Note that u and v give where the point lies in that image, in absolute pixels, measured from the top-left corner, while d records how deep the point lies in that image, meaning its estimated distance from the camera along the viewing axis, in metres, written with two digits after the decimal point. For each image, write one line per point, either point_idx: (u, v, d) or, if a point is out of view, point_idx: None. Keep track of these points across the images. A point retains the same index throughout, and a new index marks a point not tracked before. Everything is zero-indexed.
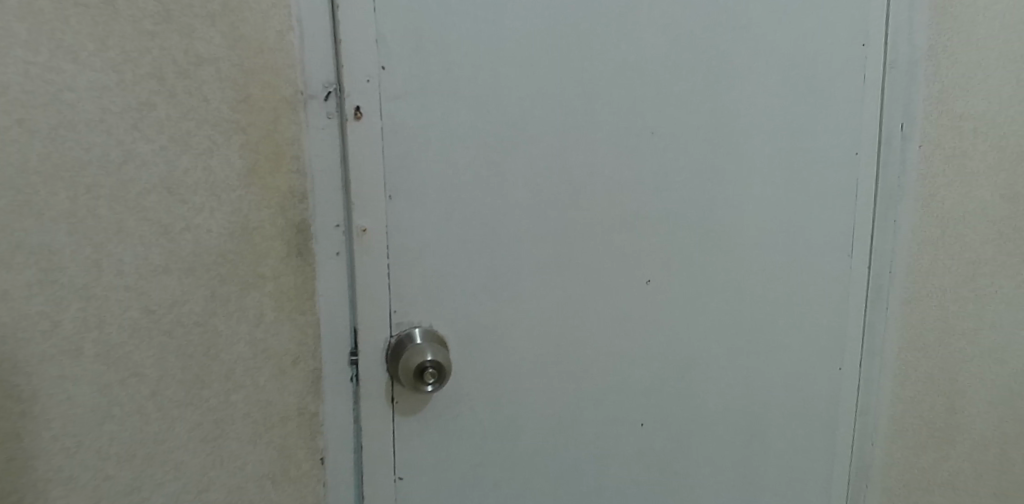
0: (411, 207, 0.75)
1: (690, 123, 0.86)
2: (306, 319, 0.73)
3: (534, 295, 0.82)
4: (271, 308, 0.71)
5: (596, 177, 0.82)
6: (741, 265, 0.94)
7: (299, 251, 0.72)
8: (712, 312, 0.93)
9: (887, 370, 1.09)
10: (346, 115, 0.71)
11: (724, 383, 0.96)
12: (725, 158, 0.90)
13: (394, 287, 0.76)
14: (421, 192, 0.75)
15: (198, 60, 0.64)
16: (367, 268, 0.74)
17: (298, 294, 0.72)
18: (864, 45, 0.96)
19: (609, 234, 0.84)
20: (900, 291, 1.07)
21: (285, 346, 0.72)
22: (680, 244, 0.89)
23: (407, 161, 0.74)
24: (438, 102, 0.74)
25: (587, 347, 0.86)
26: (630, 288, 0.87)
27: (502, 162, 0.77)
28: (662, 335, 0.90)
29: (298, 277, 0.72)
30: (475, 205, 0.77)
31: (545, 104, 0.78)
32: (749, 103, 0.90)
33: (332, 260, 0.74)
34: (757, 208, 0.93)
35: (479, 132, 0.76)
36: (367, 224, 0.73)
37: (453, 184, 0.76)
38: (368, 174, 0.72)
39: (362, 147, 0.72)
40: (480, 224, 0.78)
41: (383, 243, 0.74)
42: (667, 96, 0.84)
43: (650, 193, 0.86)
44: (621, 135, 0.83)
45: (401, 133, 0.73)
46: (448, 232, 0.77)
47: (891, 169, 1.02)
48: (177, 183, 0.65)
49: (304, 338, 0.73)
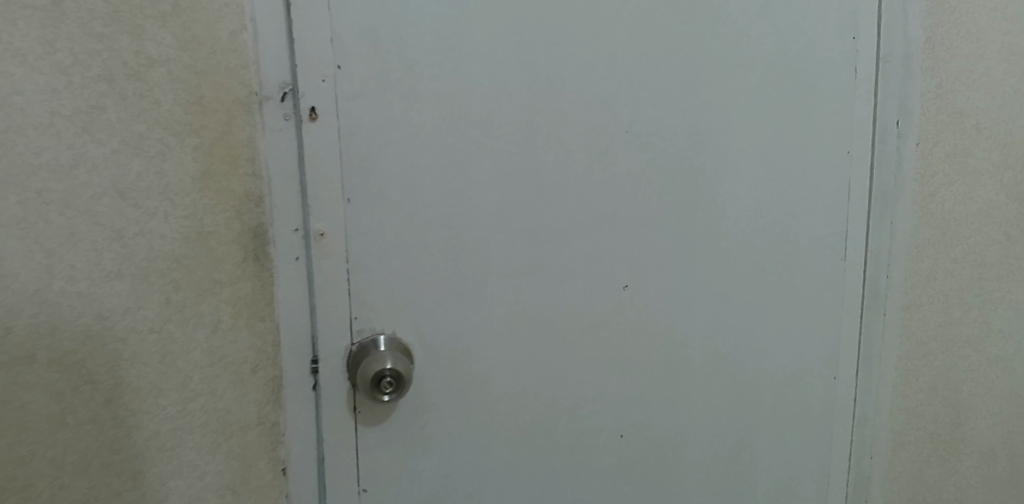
0: (372, 211, 0.73)
1: (670, 120, 0.84)
2: (264, 325, 0.72)
3: (504, 301, 0.79)
4: (229, 315, 0.69)
5: (570, 177, 0.80)
6: (727, 269, 0.91)
7: (256, 256, 0.70)
8: (695, 317, 0.90)
9: (887, 378, 1.06)
10: (302, 116, 0.70)
11: (710, 391, 0.93)
12: (707, 156, 0.87)
13: (356, 293, 0.74)
14: (382, 195, 0.73)
15: (149, 62, 0.63)
16: (327, 273, 0.73)
17: (256, 299, 0.71)
18: (854, 38, 0.94)
19: (585, 237, 0.82)
20: (898, 296, 1.04)
21: (244, 353, 0.70)
22: (661, 246, 0.86)
23: (366, 163, 0.72)
24: (398, 101, 0.72)
25: (562, 354, 0.83)
26: (607, 293, 0.84)
27: (468, 163, 0.76)
28: (643, 342, 0.87)
29: (255, 283, 0.70)
30: (440, 207, 0.75)
31: (513, 103, 0.76)
32: (732, 101, 0.87)
33: (292, 265, 0.72)
34: (742, 209, 0.91)
35: (444, 132, 0.74)
36: (324, 228, 0.72)
37: (416, 187, 0.74)
38: (325, 177, 0.71)
39: (318, 149, 0.70)
40: (446, 228, 0.76)
41: (343, 248, 0.73)
42: (645, 93, 0.82)
43: (628, 194, 0.83)
44: (594, 134, 0.80)
45: (359, 134, 0.72)
46: (412, 237, 0.75)
47: (885, 167, 0.99)
48: (130, 186, 0.63)
49: (262, 345, 0.72)
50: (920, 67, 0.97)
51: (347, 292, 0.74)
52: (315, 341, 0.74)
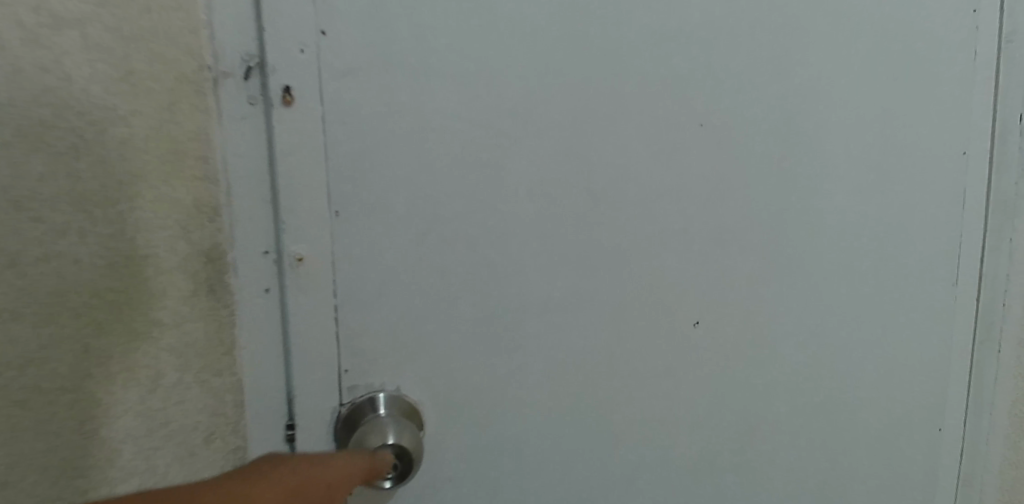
0: (369, 228, 0.54)
1: (753, 110, 0.65)
2: (223, 380, 0.53)
3: (542, 345, 0.61)
4: (173, 368, 0.50)
5: (630, 185, 0.61)
6: (819, 298, 0.72)
7: (210, 288, 0.51)
8: (779, 361, 0.71)
9: (999, 430, 0.86)
10: (273, 99, 0.50)
11: (795, 452, 0.74)
12: (799, 156, 0.68)
13: (346, 337, 0.55)
14: (382, 208, 0.54)
15: (54, 22, 0.44)
16: (307, 312, 0.54)
17: (209, 348, 0.52)
18: (976, 10, 0.74)
19: (647, 262, 0.63)
20: (1016, 330, 0.83)
21: (195, 419, 0.52)
22: (741, 272, 0.67)
23: (360, 163, 0.53)
24: (404, 80, 0.54)
25: (615, 411, 0.65)
26: (672, 333, 0.65)
27: (496, 165, 0.57)
28: (718, 393, 0.69)
29: (209, 324, 0.51)
30: (458, 223, 0.57)
31: (556, 85, 0.58)
32: (828, 86, 0.68)
33: (261, 299, 0.53)
34: (839, 224, 0.72)
35: (464, 123, 0.56)
36: (303, 251, 0.53)
37: (427, 196, 0.55)
38: (306, 183, 0.52)
39: (295, 145, 0.51)
40: (467, 250, 0.57)
41: (329, 278, 0.54)
42: (724, 77, 0.63)
43: (702, 206, 0.64)
44: (659, 128, 0.62)
45: (351, 124, 0.53)
46: (422, 263, 0.56)
47: (1006, 171, 0.79)
48: (29, 194, 0.44)
49: (221, 407, 0.53)
50: None
51: (334, 336, 0.55)
52: (290, 400, 0.55)
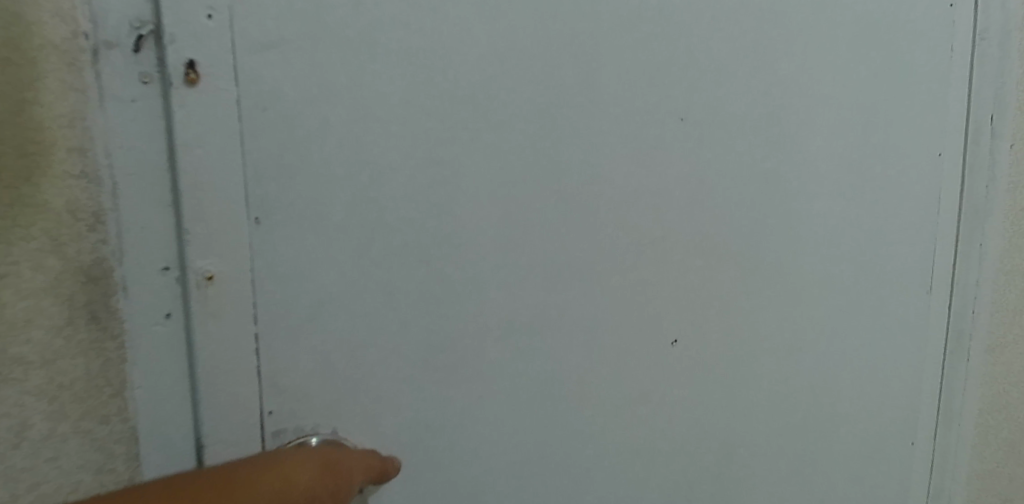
0: (298, 238, 0.45)
1: (740, 103, 0.58)
2: (110, 429, 0.42)
3: (504, 372, 0.53)
4: (44, 416, 0.40)
5: (604, 186, 0.54)
6: (800, 310, 0.65)
7: (91, 315, 0.40)
8: (761, 381, 0.64)
9: (965, 444, 0.78)
10: (173, 77, 0.40)
11: (778, 482, 0.68)
12: (785, 155, 0.60)
13: (270, 369, 0.46)
14: (315, 213, 0.45)
15: None
16: (220, 343, 0.44)
17: (92, 388, 0.41)
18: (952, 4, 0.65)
19: (621, 275, 0.56)
20: (983, 338, 0.76)
21: (75, 479, 0.41)
22: (722, 283, 0.60)
23: (287, 159, 0.44)
24: (342, 58, 0.44)
25: (585, 444, 0.57)
26: (648, 353, 0.58)
27: (454, 162, 0.48)
28: (697, 418, 0.62)
29: (91, 360, 0.41)
30: (408, 232, 0.48)
31: (522, 69, 0.49)
32: (825, 79, 0.61)
33: (159, 327, 0.43)
34: (822, 229, 0.64)
35: (415, 111, 0.47)
36: (214, 266, 0.43)
37: (371, 199, 0.46)
38: (217, 184, 0.42)
39: (201, 135, 0.41)
40: (418, 263, 0.48)
41: (247, 300, 0.44)
42: (706, 66, 0.56)
43: (681, 210, 0.57)
44: (637, 121, 0.54)
45: (276, 111, 0.43)
46: (364, 279, 0.47)
47: (997, 173, 0.71)
48: None
49: (109, 462, 0.42)
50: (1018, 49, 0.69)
51: (254, 372, 0.45)
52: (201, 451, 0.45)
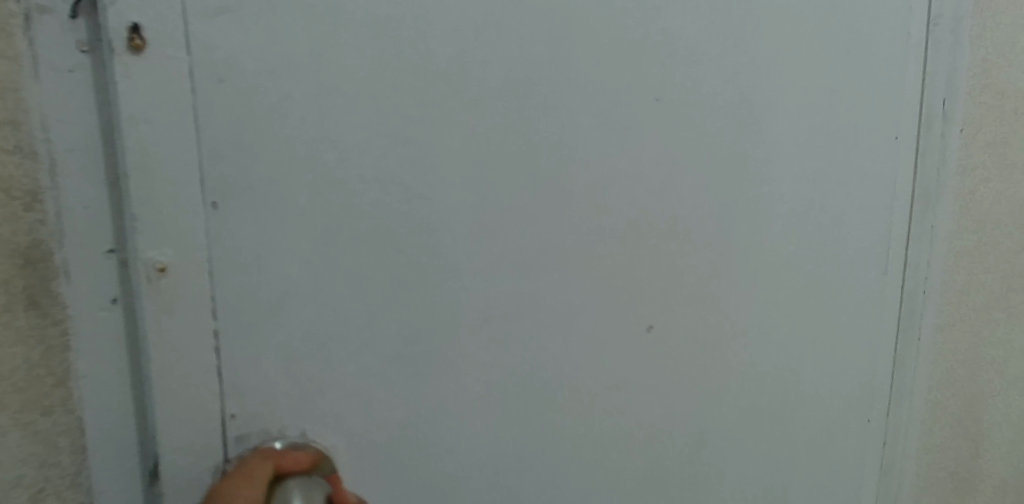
0: (259, 226, 0.43)
1: (712, 83, 0.57)
2: (54, 420, 0.40)
3: (476, 362, 0.51)
4: None
5: (577, 169, 0.53)
6: (765, 293, 0.65)
7: (31, 299, 0.38)
8: (730, 363, 0.64)
9: (915, 425, 0.79)
10: (115, 44, 0.38)
11: (745, 463, 0.68)
12: (752, 138, 0.60)
13: (230, 366, 0.43)
14: (277, 197, 0.43)
15: None
16: (176, 337, 0.42)
17: (33, 378, 0.38)
18: None
19: (595, 259, 0.55)
20: (931, 318, 0.76)
21: (17, 476, 0.38)
22: (694, 267, 0.60)
23: (245, 137, 0.42)
24: (307, 28, 0.42)
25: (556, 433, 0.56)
26: (623, 336, 0.58)
27: (425, 142, 0.47)
28: (668, 401, 0.62)
29: (31, 347, 0.38)
30: (377, 216, 0.46)
31: (494, 45, 0.48)
32: (794, 62, 0.61)
33: (105, 312, 0.41)
34: (790, 212, 0.64)
35: (382, 87, 0.45)
36: (166, 257, 0.41)
37: (337, 181, 0.44)
38: (167, 164, 0.40)
39: (150, 109, 0.39)
40: (391, 248, 0.47)
41: (206, 294, 0.42)
42: (678, 47, 0.55)
43: (655, 192, 0.57)
44: (610, 100, 0.53)
45: (235, 84, 0.41)
46: (331, 268, 0.45)
47: (949, 156, 0.72)
48: None
49: (53, 454, 0.40)
50: (968, 36, 0.70)
51: (214, 371, 0.43)
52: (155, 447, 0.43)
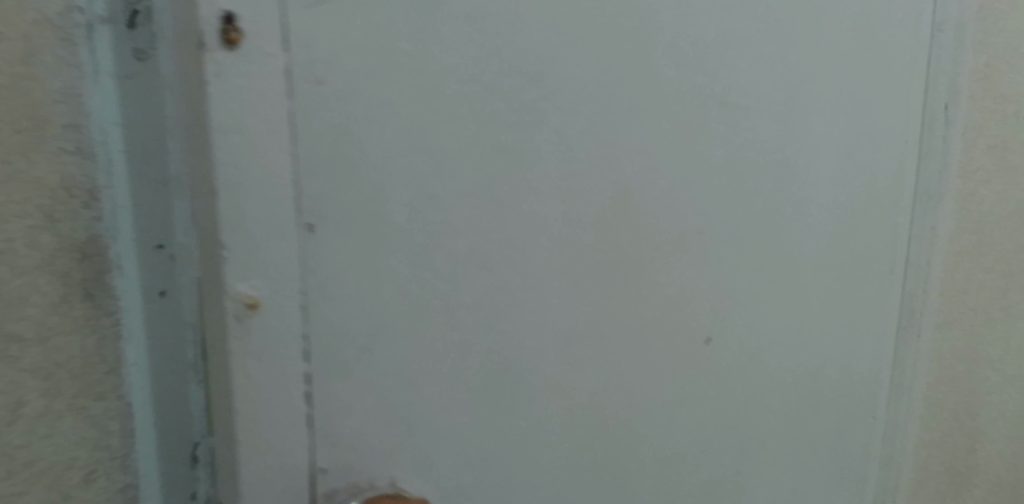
0: (351, 250, 0.44)
1: (761, 85, 0.55)
2: (105, 405, 0.42)
3: (549, 398, 0.51)
4: (38, 393, 0.39)
5: (637, 171, 0.51)
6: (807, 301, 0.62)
7: (87, 292, 0.40)
8: (774, 374, 0.62)
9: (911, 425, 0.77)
10: (209, 39, 0.38)
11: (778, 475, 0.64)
12: (802, 141, 0.58)
13: (320, 398, 0.45)
14: (361, 219, 0.43)
15: None
16: (268, 373, 0.43)
17: (87, 365, 0.41)
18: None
19: (649, 264, 0.53)
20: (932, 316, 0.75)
21: (70, 455, 0.41)
22: (754, 277, 0.59)
23: (337, 151, 0.42)
24: (409, 36, 0.43)
25: (619, 463, 0.55)
26: (679, 344, 0.56)
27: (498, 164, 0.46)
28: (723, 413, 0.60)
29: (86, 336, 0.41)
30: (450, 240, 0.46)
31: (570, 60, 0.48)
32: (857, 77, 0.60)
33: (154, 304, 0.43)
34: (828, 216, 0.61)
35: (472, 102, 0.45)
36: (256, 291, 0.42)
37: (414, 201, 0.45)
38: (256, 176, 0.41)
39: (242, 117, 0.40)
40: (477, 265, 0.47)
41: (295, 329, 0.43)
42: (746, 46, 0.54)
43: (715, 198, 0.55)
44: (677, 102, 0.52)
45: (331, 93, 0.41)
46: (413, 296, 0.46)
47: (952, 154, 0.71)
48: None
49: (104, 437, 0.42)
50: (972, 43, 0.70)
51: (303, 415, 0.44)
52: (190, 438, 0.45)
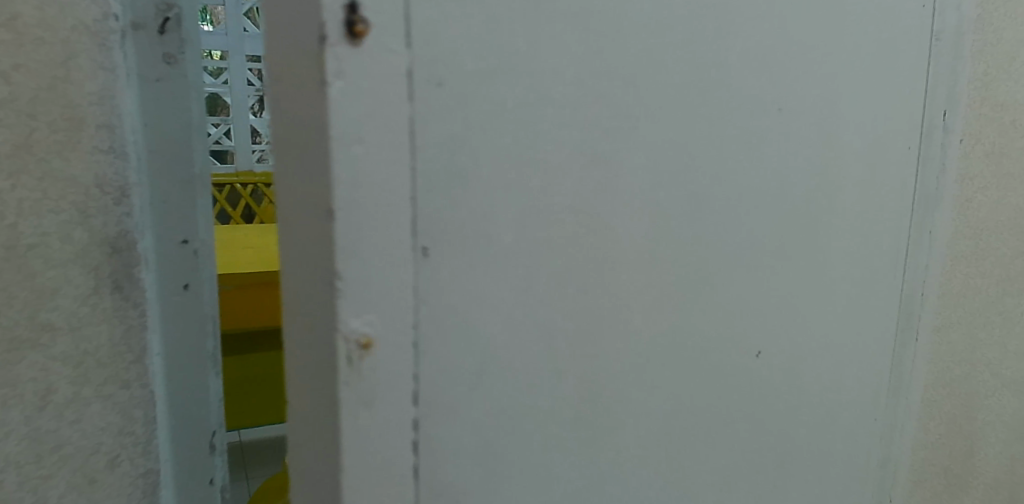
0: (469, 278, 0.32)
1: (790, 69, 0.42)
2: (130, 393, 0.44)
3: (648, 419, 0.39)
4: (68, 380, 0.40)
5: (689, 165, 0.38)
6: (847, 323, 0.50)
7: (115, 285, 0.42)
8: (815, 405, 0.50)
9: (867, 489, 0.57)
10: (329, 29, 0.25)
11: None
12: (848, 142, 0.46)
13: (427, 464, 0.31)
14: (482, 236, 0.32)
15: None
16: (367, 467, 0.28)
17: (114, 355, 0.43)
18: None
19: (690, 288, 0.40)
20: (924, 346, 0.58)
21: (96, 442, 0.42)
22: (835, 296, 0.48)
23: (460, 161, 0.31)
24: (522, 10, 0.31)
25: (709, 498, 0.44)
26: (739, 376, 0.44)
27: (617, 162, 0.35)
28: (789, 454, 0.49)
29: (114, 327, 0.43)
30: (572, 257, 0.35)
31: (646, 39, 0.35)
32: (880, 72, 0.47)
33: (178, 296, 0.46)
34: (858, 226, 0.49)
35: (587, 100, 0.34)
36: (371, 327, 0.27)
37: (541, 213, 0.33)
38: (369, 186, 0.26)
39: (363, 119, 0.26)
40: (578, 290, 0.35)
41: (407, 382, 0.29)
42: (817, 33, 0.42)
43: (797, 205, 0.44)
44: (766, 96, 0.41)
45: (453, 89, 0.30)
46: (529, 329, 0.34)
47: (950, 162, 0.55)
48: None
49: (128, 424, 0.44)
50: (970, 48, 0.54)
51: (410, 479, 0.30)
52: (209, 424, 0.50)
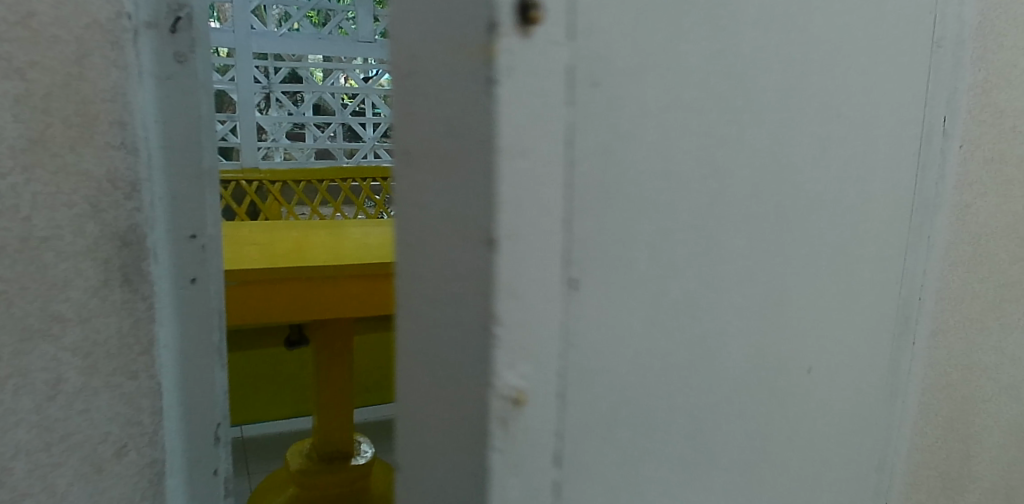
0: (604, 309, 0.27)
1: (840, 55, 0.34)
2: (138, 384, 0.45)
3: (728, 460, 0.34)
4: (76, 371, 0.42)
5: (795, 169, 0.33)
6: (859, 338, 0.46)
7: (125, 278, 0.43)
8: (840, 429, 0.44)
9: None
10: (502, 17, 0.22)
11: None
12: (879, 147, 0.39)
13: None
14: (620, 262, 0.27)
15: None
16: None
17: (123, 347, 0.44)
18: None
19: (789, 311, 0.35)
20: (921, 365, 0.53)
21: (104, 431, 0.44)
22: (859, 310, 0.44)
23: (608, 175, 0.26)
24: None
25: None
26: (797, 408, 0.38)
27: (728, 172, 0.30)
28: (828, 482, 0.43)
29: (124, 320, 0.43)
30: (699, 283, 0.30)
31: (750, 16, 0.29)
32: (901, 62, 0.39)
33: (185, 289, 0.47)
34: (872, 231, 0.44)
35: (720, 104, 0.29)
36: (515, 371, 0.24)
37: (677, 233, 0.29)
38: (527, 209, 0.23)
39: (523, 129, 0.23)
40: (694, 323, 0.30)
41: (548, 418, 0.26)
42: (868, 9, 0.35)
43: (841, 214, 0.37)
44: (834, 80, 0.34)
45: (609, 91, 0.25)
46: (651, 365, 0.29)
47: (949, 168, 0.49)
48: None
49: (136, 414, 0.45)
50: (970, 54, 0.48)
51: None
52: (212, 416, 0.51)
